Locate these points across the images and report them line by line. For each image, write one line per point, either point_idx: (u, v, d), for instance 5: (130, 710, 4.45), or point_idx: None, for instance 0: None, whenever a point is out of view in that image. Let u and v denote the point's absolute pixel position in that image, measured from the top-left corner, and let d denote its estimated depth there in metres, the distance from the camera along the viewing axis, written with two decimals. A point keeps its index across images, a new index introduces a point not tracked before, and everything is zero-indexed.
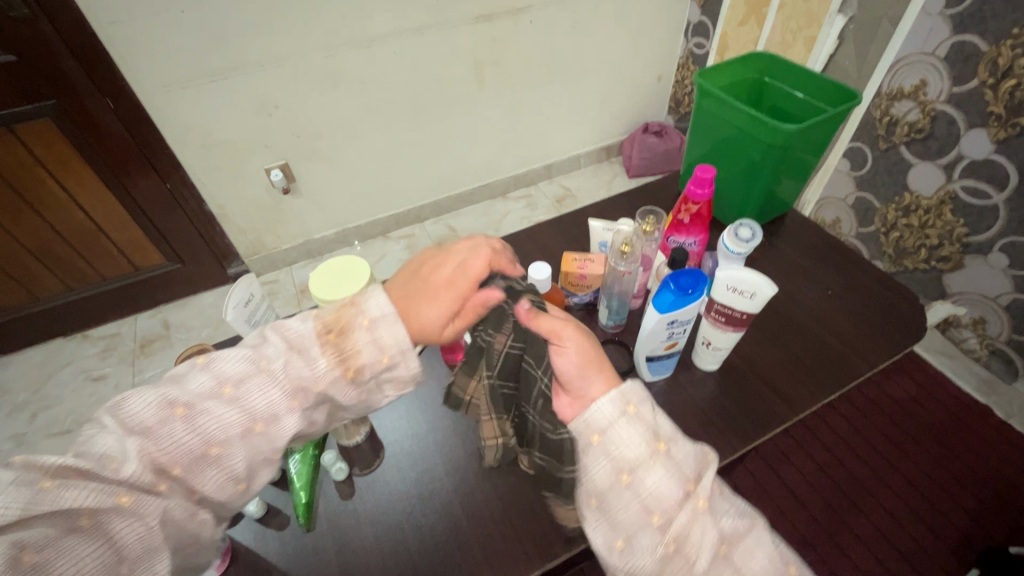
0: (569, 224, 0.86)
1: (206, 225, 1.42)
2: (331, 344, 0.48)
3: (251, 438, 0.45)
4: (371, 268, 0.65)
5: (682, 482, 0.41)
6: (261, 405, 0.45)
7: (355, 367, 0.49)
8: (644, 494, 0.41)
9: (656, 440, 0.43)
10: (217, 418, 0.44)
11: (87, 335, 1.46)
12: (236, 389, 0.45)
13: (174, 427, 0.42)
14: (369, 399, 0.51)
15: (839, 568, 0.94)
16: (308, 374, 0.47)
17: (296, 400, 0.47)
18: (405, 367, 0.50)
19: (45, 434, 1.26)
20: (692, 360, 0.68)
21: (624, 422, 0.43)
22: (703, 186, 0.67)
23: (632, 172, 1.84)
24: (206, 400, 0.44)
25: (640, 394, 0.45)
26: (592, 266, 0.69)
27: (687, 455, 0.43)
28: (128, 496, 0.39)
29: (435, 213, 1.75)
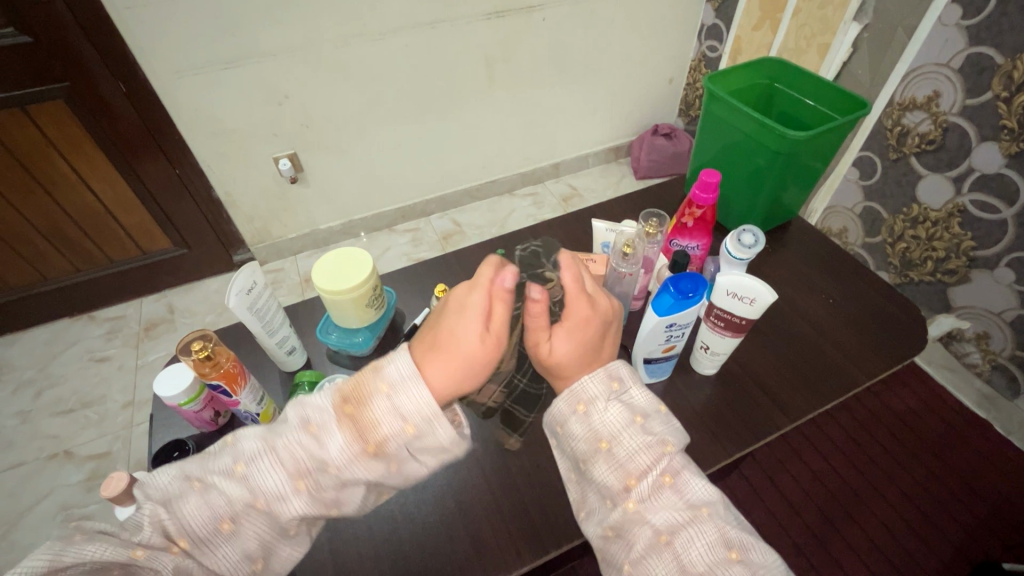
0: (573, 224, 0.86)
1: (214, 210, 1.43)
2: (347, 418, 0.42)
3: (259, 516, 0.42)
4: (373, 259, 0.66)
5: (622, 477, 0.43)
6: (269, 482, 0.42)
7: (378, 441, 0.42)
8: (594, 486, 0.44)
9: (600, 439, 0.44)
10: (227, 495, 0.41)
11: (93, 316, 1.48)
12: (245, 467, 0.42)
13: (187, 500, 0.41)
14: (400, 472, 0.44)
15: None
16: (320, 453, 0.42)
17: (303, 482, 0.42)
18: (435, 435, 0.43)
19: (49, 412, 1.28)
20: (691, 364, 0.68)
21: (572, 421, 0.46)
22: (708, 190, 0.67)
23: (639, 173, 1.84)
24: (215, 477, 0.42)
25: (594, 390, 0.46)
26: (595, 267, 0.67)
27: (635, 447, 0.43)
28: (142, 550, 0.39)
29: (441, 207, 1.76)
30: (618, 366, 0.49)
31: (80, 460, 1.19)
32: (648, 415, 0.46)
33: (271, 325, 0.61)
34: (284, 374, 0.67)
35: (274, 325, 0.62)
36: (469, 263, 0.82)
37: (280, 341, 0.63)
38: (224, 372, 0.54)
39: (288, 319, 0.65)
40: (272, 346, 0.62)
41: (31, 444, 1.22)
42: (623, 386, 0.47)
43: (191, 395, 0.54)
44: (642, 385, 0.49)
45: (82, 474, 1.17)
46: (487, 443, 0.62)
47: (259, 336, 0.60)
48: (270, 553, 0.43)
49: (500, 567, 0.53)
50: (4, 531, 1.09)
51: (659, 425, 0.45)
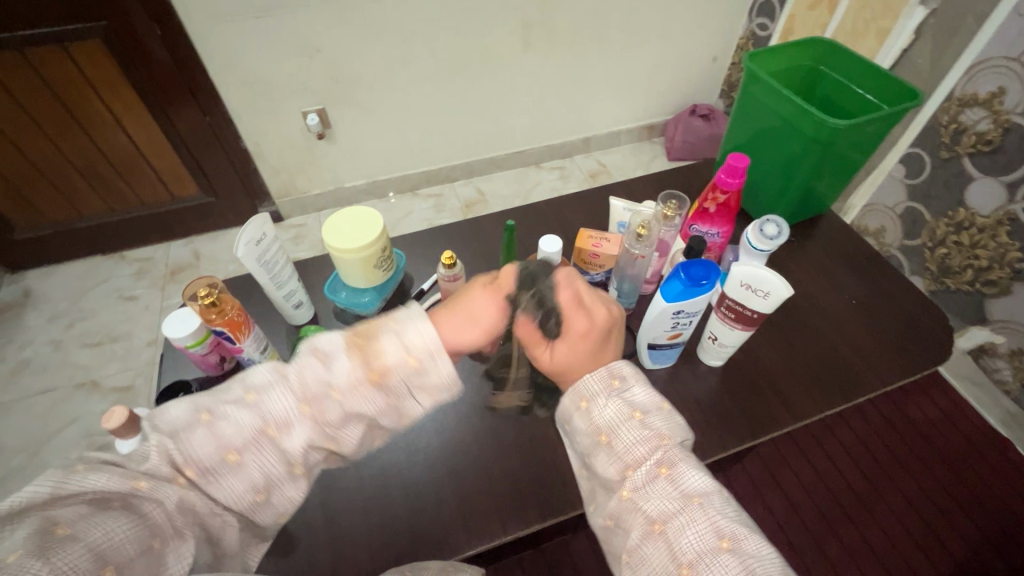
0: (593, 201, 0.83)
1: (242, 161, 1.45)
2: (357, 348, 0.40)
3: (266, 446, 0.39)
4: (383, 220, 0.65)
5: (620, 468, 0.41)
6: (277, 409, 0.39)
7: (383, 370, 0.40)
8: (598, 479, 0.43)
9: (599, 433, 0.42)
10: (234, 423, 0.38)
11: (124, 256, 1.53)
12: (258, 396, 0.39)
13: (195, 433, 0.37)
14: (397, 410, 0.42)
15: None
16: (326, 377, 0.40)
17: (309, 408, 0.40)
18: (438, 373, 0.41)
19: (80, 343, 1.35)
20: (697, 354, 0.67)
21: (575, 417, 0.44)
22: (734, 175, 0.64)
23: (672, 154, 1.78)
24: (225, 406, 0.39)
25: (595, 385, 0.44)
26: (608, 246, 0.66)
27: (632, 439, 0.41)
28: (146, 483, 0.35)
29: (466, 174, 1.74)
30: (622, 363, 0.45)
31: (105, 391, 1.26)
32: (649, 411, 0.43)
33: (279, 278, 0.62)
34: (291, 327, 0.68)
35: (282, 278, 0.62)
36: (483, 232, 0.80)
37: (286, 295, 0.63)
38: (228, 320, 0.55)
39: (296, 274, 0.66)
40: (279, 300, 0.63)
41: (63, 371, 1.30)
42: (624, 384, 0.44)
43: (198, 338, 0.55)
44: (647, 381, 0.45)
45: (106, 403, 1.24)
46: (484, 413, 0.62)
47: (266, 288, 0.61)
48: (273, 488, 0.40)
49: (484, 533, 0.54)
50: (34, 449, 1.17)
51: (659, 420, 0.43)
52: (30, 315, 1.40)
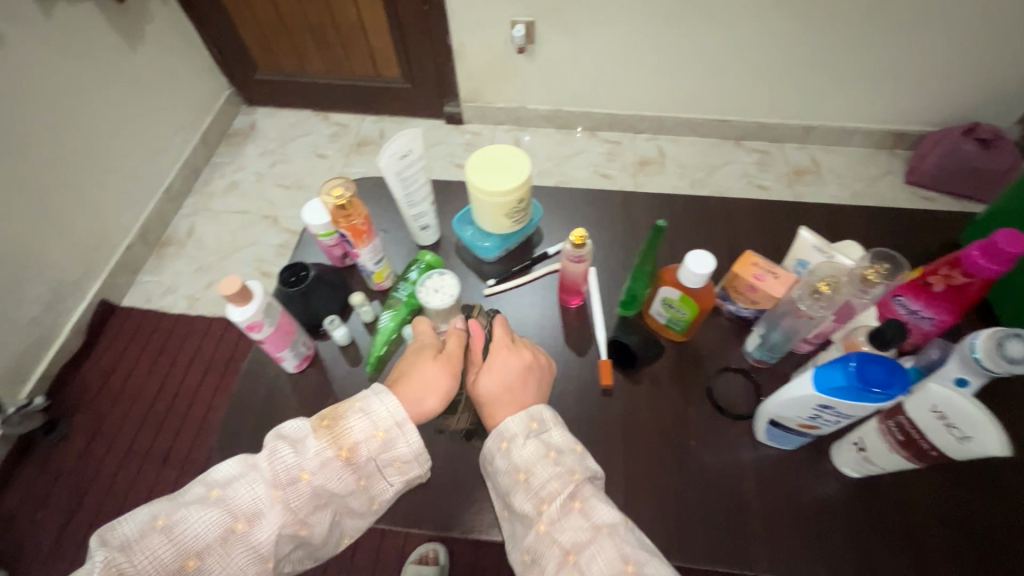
0: (779, 219, 0.68)
1: (443, 56, 1.47)
2: (324, 432, 0.45)
3: (231, 541, 0.42)
4: (530, 171, 0.60)
5: (534, 504, 0.41)
6: (240, 502, 0.43)
7: (351, 446, 0.45)
8: (516, 519, 0.42)
9: (516, 471, 0.42)
10: (193, 525, 0.42)
11: (327, 117, 1.70)
12: (220, 492, 0.43)
13: (150, 540, 0.41)
14: (366, 489, 0.46)
15: None
16: (298, 461, 0.44)
17: (282, 492, 0.43)
18: (403, 445, 0.46)
19: (275, 182, 1.57)
20: (829, 450, 0.53)
21: (496, 459, 0.43)
22: (993, 259, 0.45)
23: (913, 175, 1.42)
24: (184, 512, 0.42)
25: (516, 427, 0.44)
26: (770, 283, 0.54)
27: (547, 474, 0.41)
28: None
29: (653, 129, 1.58)
30: (543, 408, 0.45)
31: (280, 229, 1.48)
32: (564, 451, 0.43)
33: (413, 197, 0.61)
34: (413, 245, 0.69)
35: (416, 199, 0.61)
36: (635, 211, 0.71)
37: (416, 215, 0.63)
38: (352, 227, 0.56)
39: (433, 197, 0.65)
40: (408, 217, 0.63)
41: (257, 200, 1.54)
42: (542, 426, 0.44)
43: (327, 231, 0.59)
44: (564, 424, 0.45)
45: (278, 240, 1.46)
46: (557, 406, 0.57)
47: (399, 203, 0.61)
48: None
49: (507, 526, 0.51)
50: (222, 256, 1.44)
51: (573, 458, 0.43)
52: (249, 146, 1.65)
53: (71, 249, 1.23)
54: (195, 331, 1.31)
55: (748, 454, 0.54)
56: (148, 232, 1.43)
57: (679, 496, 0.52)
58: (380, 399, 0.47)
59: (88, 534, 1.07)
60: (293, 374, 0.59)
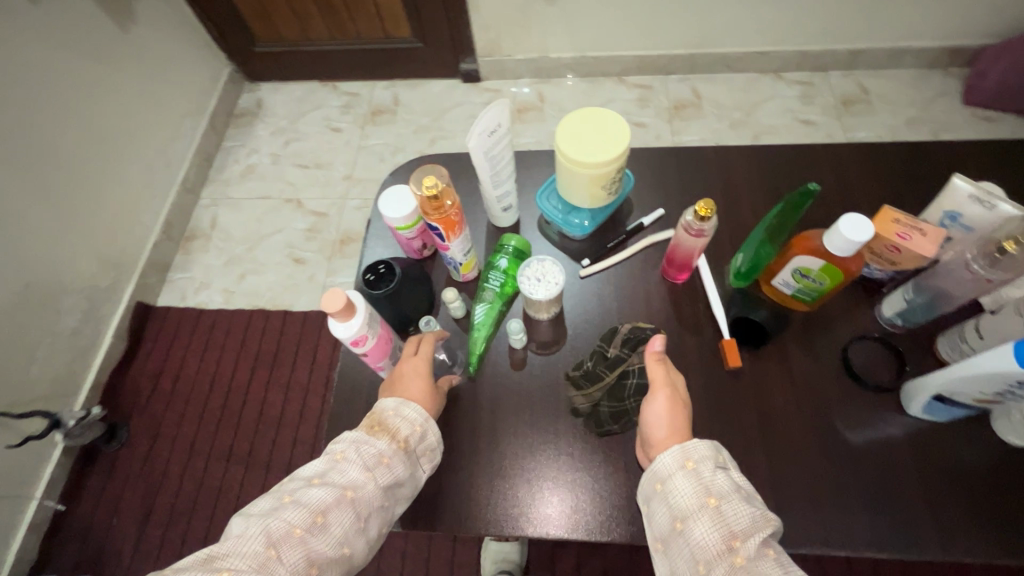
0: (897, 163, 0.61)
1: (456, 8, 1.34)
2: (377, 428, 0.45)
3: (347, 508, 0.40)
4: (630, 136, 0.52)
5: (723, 536, 0.37)
6: (343, 476, 0.42)
7: (406, 439, 0.45)
8: (690, 549, 0.38)
9: (707, 494, 0.39)
10: (313, 493, 0.40)
11: (336, 86, 1.60)
12: (323, 476, 0.41)
13: (284, 509, 0.39)
14: (415, 476, 0.46)
15: None
16: (374, 448, 0.44)
17: (372, 473, 0.42)
18: (433, 435, 0.48)
19: (292, 162, 1.49)
20: (989, 418, 0.49)
21: (678, 476, 0.41)
22: None
23: (974, 95, 1.32)
24: (298, 488, 0.41)
25: (705, 453, 0.41)
26: (918, 242, 0.47)
27: (740, 511, 0.38)
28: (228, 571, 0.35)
29: (686, 69, 1.47)
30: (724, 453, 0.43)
31: (306, 212, 1.41)
32: (750, 494, 0.40)
33: (499, 176, 0.55)
34: (492, 227, 0.63)
35: (500, 178, 0.55)
36: (728, 167, 0.64)
37: (501, 196, 0.57)
38: (444, 219, 0.51)
39: (516, 173, 0.58)
40: (491, 198, 0.57)
41: (277, 184, 1.46)
42: (727, 464, 0.42)
43: (409, 222, 0.53)
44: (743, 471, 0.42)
45: (305, 223, 1.40)
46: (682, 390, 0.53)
47: (485, 184, 0.55)
48: (355, 547, 0.40)
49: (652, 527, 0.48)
50: (251, 246, 1.38)
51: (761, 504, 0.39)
52: (258, 125, 1.56)
53: (100, 254, 1.18)
54: (237, 324, 1.28)
55: (897, 428, 0.50)
56: (171, 227, 1.37)
57: (828, 477, 0.48)
58: (407, 407, 0.47)
59: (165, 537, 1.07)
60: None
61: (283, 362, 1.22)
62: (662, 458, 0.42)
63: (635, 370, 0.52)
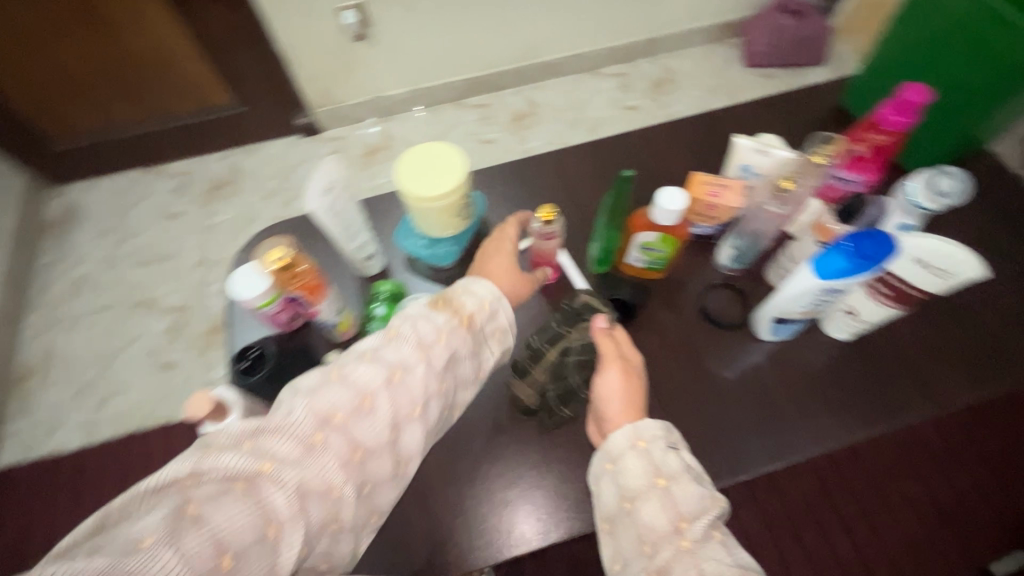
0: (698, 132, 0.71)
1: (275, 65, 1.30)
2: (442, 304, 0.47)
3: (389, 397, 0.40)
4: (465, 161, 0.55)
5: (672, 519, 0.39)
6: (388, 359, 0.42)
7: (469, 315, 0.47)
8: (636, 529, 0.40)
9: (657, 475, 0.41)
10: (349, 380, 0.40)
11: (161, 170, 1.46)
12: (374, 353, 0.42)
13: (328, 389, 0.39)
14: (476, 355, 0.48)
15: (903, 563, 0.94)
16: (423, 333, 0.44)
17: (421, 357, 0.43)
18: (500, 315, 0.50)
19: (130, 261, 1.34)
20: (818, 324, 0.58)
21: (630, 455, 0.43)
22: (903, 111, 0.50)
23: (751, 59, 1.56)
24: (349, 365, 0.41)
25: (656, 431, 0.44)
26: (726, 196, 0.55)
27: (690, 491, 0.40)
28: (270, 461, 0.34)
29: (516, 82, 1.56)
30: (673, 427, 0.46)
31: (162, 311, 1.27)
32: (699, 474, 0.42)
33: (350, 229, 0.54)
34: (361, 278, 0.62)
35: (353, 230, 0.55)
36: (566, 168, 0.69)
37: (358, 246, 0.57)
38: (303, 284, 0.50)
39: (367, 221, 0.58)
40: (349, 251, 0.57)
41: (118, 289, 1.30)
42: (679, 444, 0.44)
43: (267, 299, 0.49)
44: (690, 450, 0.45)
45: (165, 323, 1.26)
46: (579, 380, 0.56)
47: (337, 240, 0.54)
48: (401, 432, 0.41)
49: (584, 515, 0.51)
50: (104, 365, 1.21)
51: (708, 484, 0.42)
52: (79, 231, 1.38)
53: None
54: (108, 457, 1.11)
55: (756, 354, 0.57)
56: None
57: (717, 414, 0.54)
58: (477, 284, 0.49)
59: None
60: None
61: None
62: (615, 436, 0.44)
63: (574, 346, 0.54)
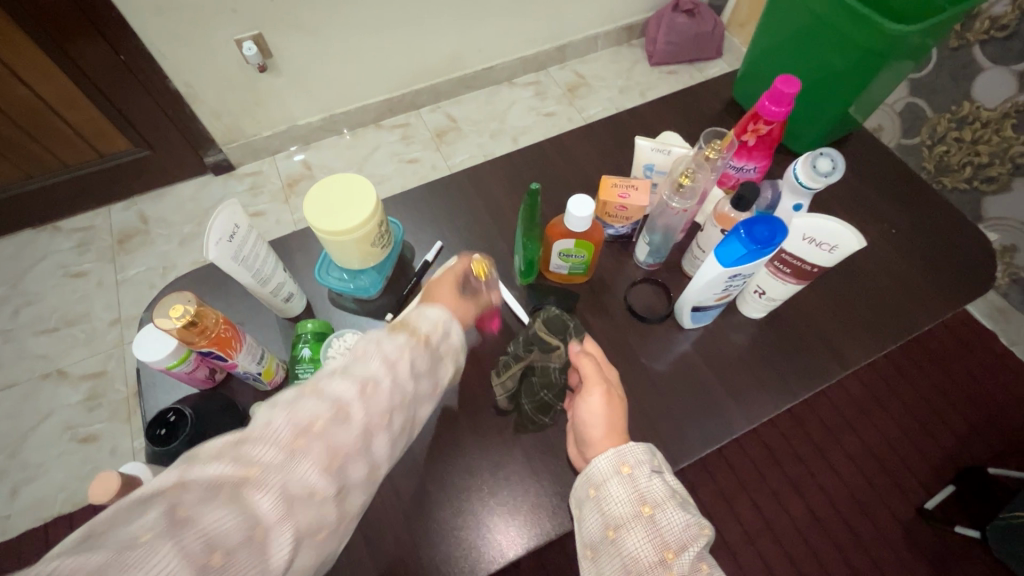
0: (605, 136, 0.73)
1: (174, 104, 1.24)
2: (396, 325, 0.44)
3: (372, 400, 0.37)
4: (374, 192, 0.54)
5: (657, 548, 0.39)
6: (365, 367, 0.38)
7: (426, 335, 0.44)
8: (618, 558, 0.39)
9: (642, 503, 0.41)
10: (335, 384, 0.36)
11: (58, 227, 1.35)
12: (344, 367, 0.38)
13: (304, 400, 0.34)
14: (434, 372, 0.45)
15: (850, 514, 1.01)
16: (391, 346, 0.41)
17: (394, 367, 0.40)
18: (454, 333, 0.47)
19: (32, 330, 1.22)
20: (737, 305, 0.62)
21: (613, 482, 0.42)
22: (780, 102, 0.54)
23: (654, 58, 1.63)
24: (322, 378, 0.37)
25: (642, 457, 0.43)
26: (635, 195, 0.57)
27: (675, 517, 0.40)
28: (256, 466, 0.29)
29: (433, 99, 1.56)
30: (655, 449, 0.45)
31: (75, 380, 1.16)
32: (685, 501, 0.42)
33: (262, 273, 0.52)
34: (284, 320, 0.60)
35: (266, 273, 0.52)
36: (483, 183, 0.70)
37: (275, 289, 0.54)
38: (214, 339, 0.47)
39: (281, 262, 0.56)
40: (266, 296, 0.54)
41: (21, 363, 1.18)
42: (661, 467, 0.44)
43: (179, 357, 0.48)
44: (674, 473, 0.45)
45: (80, 393, 1.15)
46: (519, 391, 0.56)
47: (250, 286, 0.51)
48: (375, 442, 0.36)
49: (538, 528, 0.50)
50: (13, 449, 1.09)
51: (695, 512, 0.41)
52: None
53: None
54: (29, 550, 1.00)
55: (684, 343, 0.60)
56: None
57: (655, 407, 0.56)
58: (429, 307, 0.47)
59: None
60: None
61: None
62: (600, 460, 0.44)
63: (537, 367, 0.53)
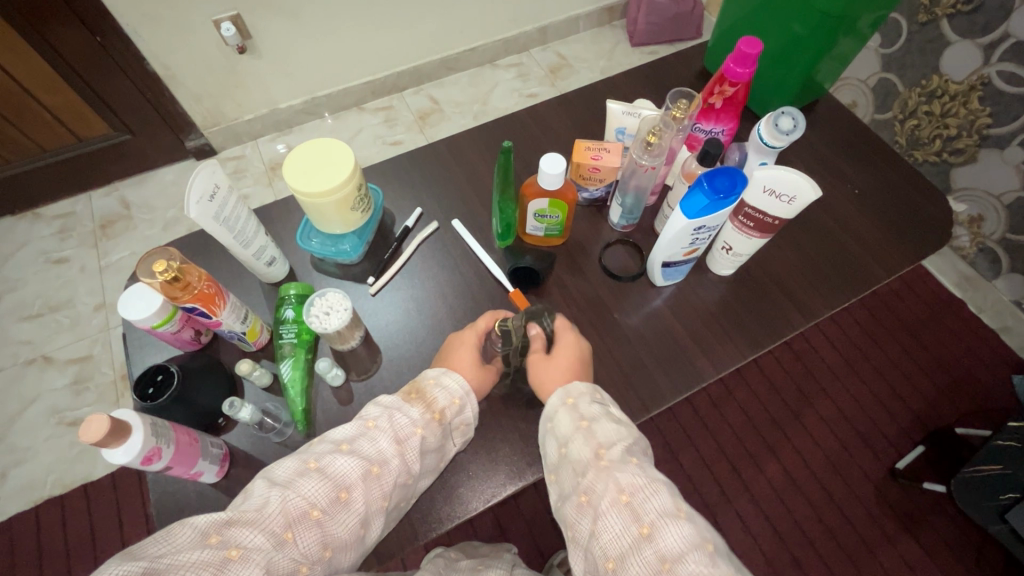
0: (579, 105, 0.75)
1: (153, 88, 1.23)
2: (416, 398, 0.48)
3: (373, 482, 0.42)
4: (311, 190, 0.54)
5: (593, 449, 0.43)
6: (373, 448, 0.43)
7: (441, 410, 0.48)
8: (570, 469, 0.43)
9: (580, 420, 0.45)
10: (342, 465, 0.42)
11: (39, 214, 1.34)
12: (352, 443, 0.43)
13: (305, 481, 0.40)
14: (443, 447, 0.49)
15: (824, 476, 1.05)
16: (400, 423, 0.46)
17: (403, 447, 0.45)
18: (469, 410, 0.50)
19: (15, 317, 1.21)
20: (706, 263, 0.64)
21: (560, 411, 0.46)
22: (744, 64, 0.56)
23: (635, 39, 1.64)
24: (327, 455, 0.42)
25: (585, 389, 0.47)
26: (608, 157, 0.59)
27: (609, 427, 0.44)
28: (237, 548, 0.35)
29: (415, 81, 1.57)
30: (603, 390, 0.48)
31: (62, 365, 1.16)
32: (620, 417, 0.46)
33: (243, 235, 0.53)
34: (268, 285, 0.61)
35: (247, 235, 0.54)
36: (461, 152, 0.71)
37: (257, 252, 0.56)
38: (198, 295, 0.48)
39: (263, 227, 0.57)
40: (249, 259, 0.55)
41: (5, 350, 1.17)
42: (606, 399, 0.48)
43: (165, 316, 0.49)
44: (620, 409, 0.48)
45: (67, 378, 1.15)
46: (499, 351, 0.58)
47: (232, 247, 0.53)
48: (369, 526, 0.42)
49: (517, 472, 0.53)
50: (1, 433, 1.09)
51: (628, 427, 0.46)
52: None
53: None
54: (23, 531, 1.01)
55: (657, 300, 0.62)
56: None
57: (629, 361, 0.58)
58: (449, 376, 0.49)
59: None
60: (217, 482, 0.51)
61: (104, 543, 1.00)
62: (550, 398, 0.47)
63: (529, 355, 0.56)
